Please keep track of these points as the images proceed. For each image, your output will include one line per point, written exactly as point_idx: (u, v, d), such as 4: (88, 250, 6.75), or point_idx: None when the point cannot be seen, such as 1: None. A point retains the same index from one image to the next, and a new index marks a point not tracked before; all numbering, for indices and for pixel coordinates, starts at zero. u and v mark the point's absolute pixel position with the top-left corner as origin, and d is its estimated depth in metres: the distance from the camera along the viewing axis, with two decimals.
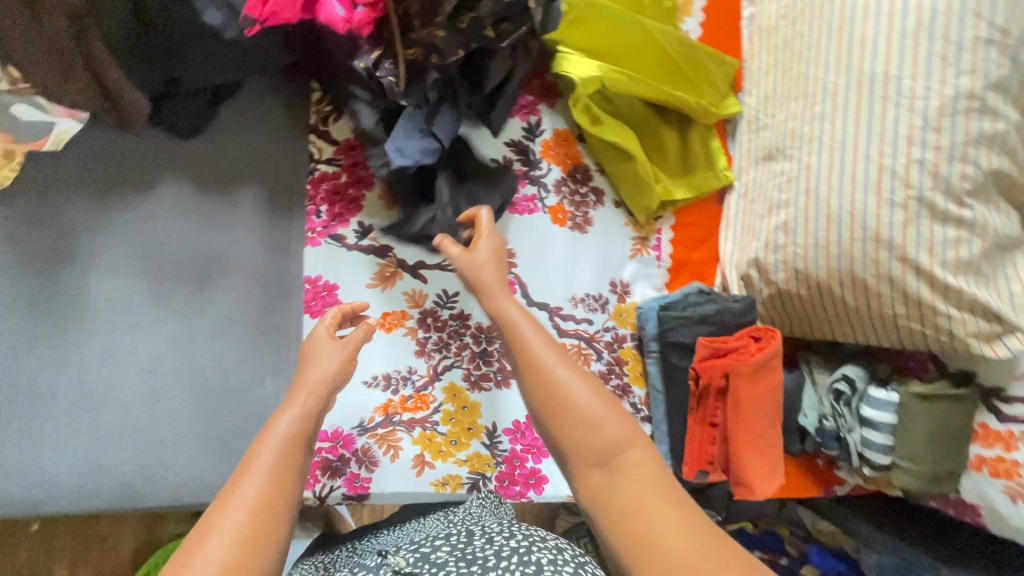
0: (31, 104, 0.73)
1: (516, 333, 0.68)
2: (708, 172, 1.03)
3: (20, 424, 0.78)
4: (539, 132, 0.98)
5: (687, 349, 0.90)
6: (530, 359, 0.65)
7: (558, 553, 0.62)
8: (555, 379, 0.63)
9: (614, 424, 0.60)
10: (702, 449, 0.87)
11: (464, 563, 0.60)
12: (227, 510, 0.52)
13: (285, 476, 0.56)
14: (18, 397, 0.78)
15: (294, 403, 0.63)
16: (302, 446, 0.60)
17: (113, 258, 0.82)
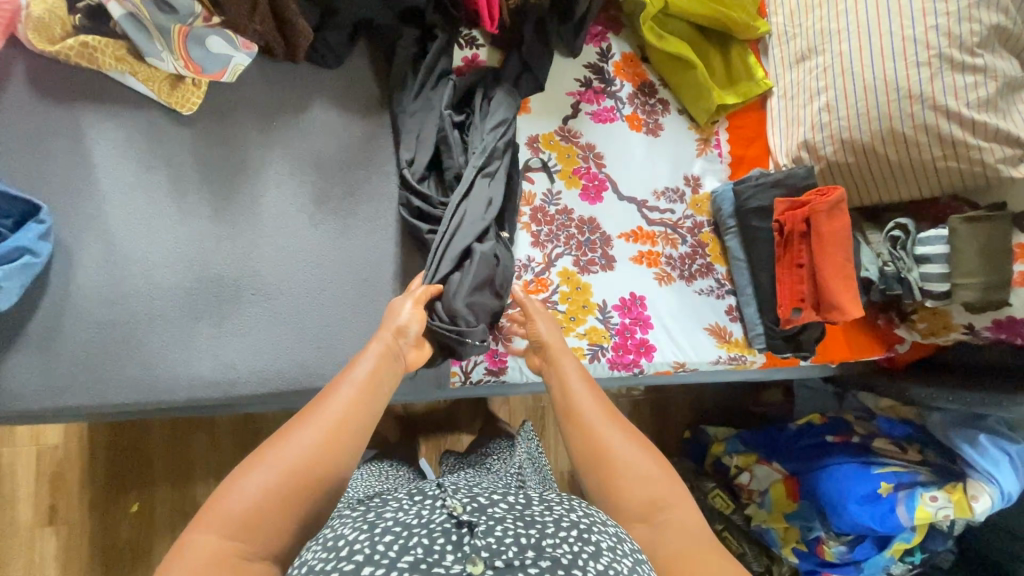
0: (221, 36, 0.88)
1: (571, 393, 0.81)
2: (749, 81, 1.21)
3: (215, 312, 0.91)
4: (611, 55, 1.16)
5: (764, 211, 1.07)
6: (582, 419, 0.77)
7: (617, 543, 0.57)
8: (604, 444, 0.74)
9: (660, 484, 0.71)
10: (793, 290, 1.04)
11: (522, 523, 0.54)
12: (316, 414, 0.68)
13: (351, 415, 0.70)
14: (213, 288, 0.91)
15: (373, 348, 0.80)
16: (372, 386, 0.74)
17: (278, 170, 0.96)
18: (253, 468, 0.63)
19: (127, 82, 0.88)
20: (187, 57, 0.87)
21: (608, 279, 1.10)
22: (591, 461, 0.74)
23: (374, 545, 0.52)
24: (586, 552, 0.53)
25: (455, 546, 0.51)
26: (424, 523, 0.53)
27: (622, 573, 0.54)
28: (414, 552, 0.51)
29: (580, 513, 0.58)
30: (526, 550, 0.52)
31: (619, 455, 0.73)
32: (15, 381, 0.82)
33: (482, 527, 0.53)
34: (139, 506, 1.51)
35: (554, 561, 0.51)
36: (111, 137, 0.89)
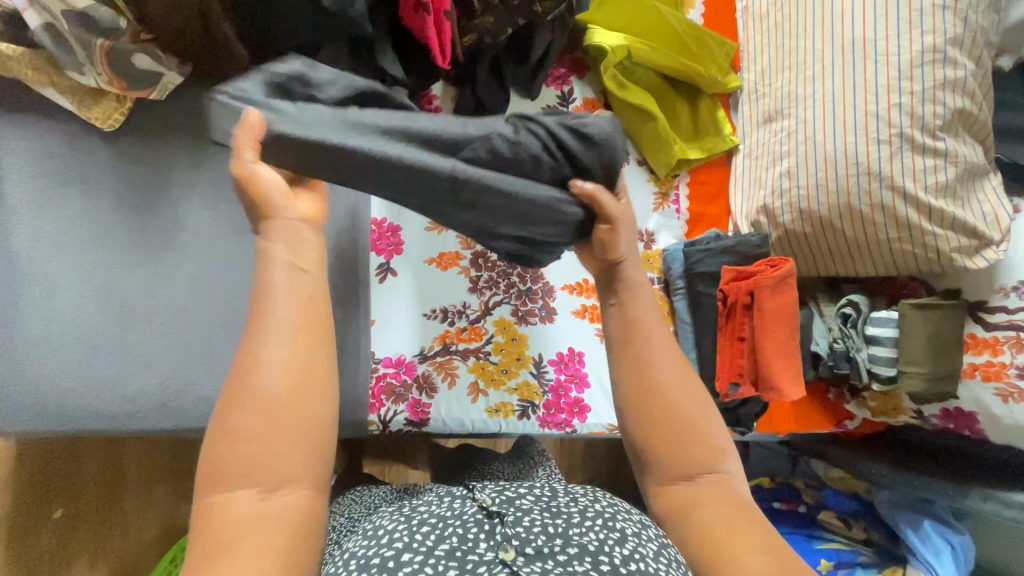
0: (147, 52, 0.84)
1: (636, 320, 0.67)
2: (714, 137, 1.18)
3: (117, 342, 0.86)
4: (571, 99, 1.12)
5: (712, 277, 1.03)
6: (644, 354, 0.65)
7: (642, 528, 0.60)
8: (667, 393, 0.64)
9: (715, 441, 0.64)
10: (732, 363, 0.99)
11: (549, 514, 0.58)
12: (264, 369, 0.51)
13: (305, 360, 0.52)
14: (117, 316, 0.86)
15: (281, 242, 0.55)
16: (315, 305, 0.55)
17: (202, 195, 0.92)
18: (238, 419, 0.50)
19: (46, 94, 0.84)
20: (111, 73, 0.83)
21: (547, 333, 1.06)
22: (653, 408, 0.64)
23: (412, 535, 0.55)
24: (611, 538, 0.56)
25: (488, 535, 0.55)
26: (456, 515, 0.57)
27: (646, 557, 0.56)
28: (449, 541, 0.54)
29: (604, 503, 0.62)
30: (554, 538, 0.55)
31: (677, 407, 0.64)
32: None
33: (511, 517, 0.56)
34: (64, 513, 1.43)
35: (583, 547, 0.55)
36: (26, 150, 0.85)
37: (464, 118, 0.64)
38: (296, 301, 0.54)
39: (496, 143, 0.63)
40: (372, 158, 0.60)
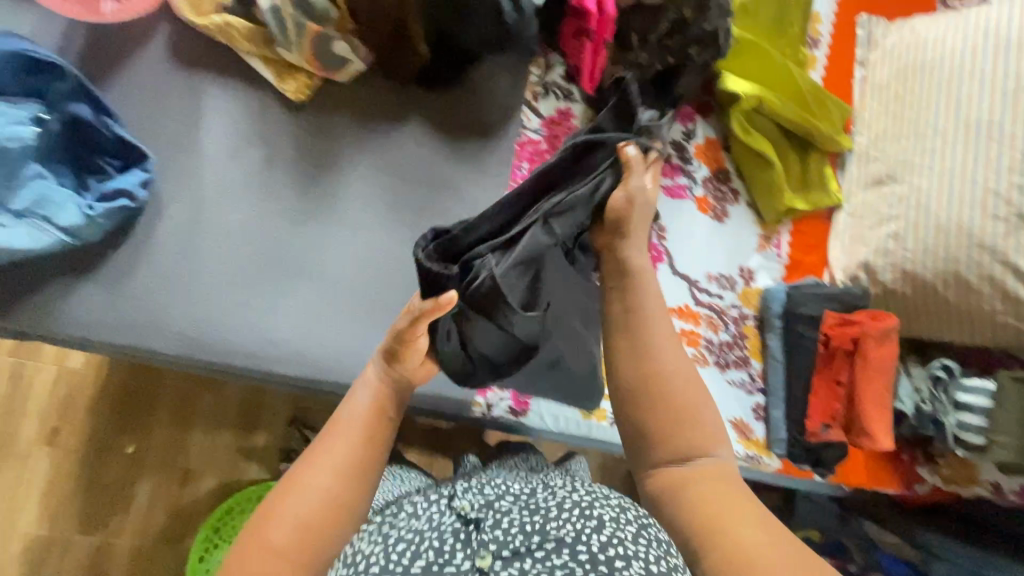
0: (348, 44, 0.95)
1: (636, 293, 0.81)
2: (821, 191, 1.24)
3: (272, 289, 0.94)
4: (693, 136, 1.20)
5: (813, 321, 1.10)
6: (643, 342, 0.78)
7: (620, 512, 0.66)
8: (663, 386, 0.75)
9: (710, 427, 0.74)
10: (827, 404, 1.09)
11: (526, 512, 0.66)
12: (317, 468, 0.68)
13: (354, 465, 0.70)
14: (274, 266, 0.95)
15: (369, 388, 0.77)
16: (372, 428, 0.74)
17: (362, 172, 1.00)
18: (278, 508, 0.65)
19: (250, 63, 0.95)
20: (311, 54, 0.94)
21: None
22: (658, 407, 0.74)
23: (389, 555, 0.63)
24: (588, 528, 0.63)
25: (464, 544, 0.64)
26: (435, 527, 0.66)
27: (625, 539, 0.63)
28: (426, 555, 0.62)
29: (583, 493, 0.68)
30: (532, 536, 0.64)
31: (666, 375, 0.76)
32: (78, 309, 0.86)
33: (488, 522, 0.66)
34: (134, 449, 1.61)
35: (559, 540, 0.62)
36: (224, 109, 0.95)
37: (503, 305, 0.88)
38: (357, 430, 0.73)
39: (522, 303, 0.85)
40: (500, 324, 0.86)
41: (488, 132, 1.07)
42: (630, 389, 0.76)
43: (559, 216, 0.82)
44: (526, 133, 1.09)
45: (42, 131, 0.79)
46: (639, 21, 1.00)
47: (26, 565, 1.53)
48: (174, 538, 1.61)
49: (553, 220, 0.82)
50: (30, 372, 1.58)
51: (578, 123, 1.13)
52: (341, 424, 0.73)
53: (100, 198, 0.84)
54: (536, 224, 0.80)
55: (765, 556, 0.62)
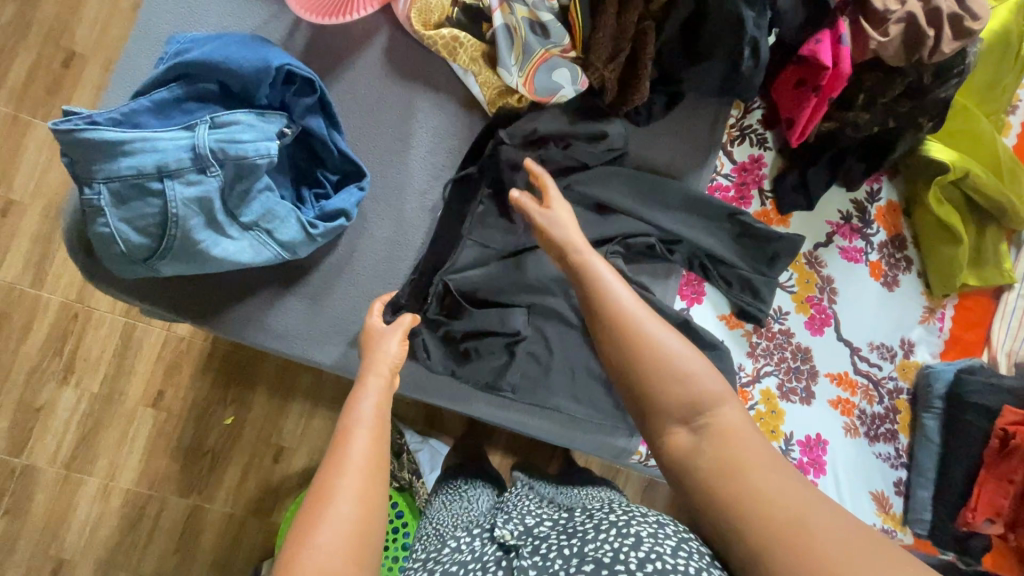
0: (569, 70, 0.88)
1: (604, 285, 0.68)
2: (997, 269, 1.18)
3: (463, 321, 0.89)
4: (876, 198, 1.15)
5: (981, 408, 1.08)
6: (612, 313, 0.66)
7: (661, 528, 0.63)
8: (656, 349, 0.63)
9: (707, 382, 0.61)
10: (993, 500, 1.04)
11: (564, 537, 0.68)
12: (339, 477, 0.58)
13: (376, 469, 0.60)
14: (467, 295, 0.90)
15: (366, 385, 0.68)
16: (383, 428, 0.64)
17: None
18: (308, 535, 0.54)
19: (467, 81, 0.90)
20: (530, 78, 0.88)
21: (804, 412, 1.09)
22: (643, 390, 0.63)
23: None
24: (625, 546, 0.60)
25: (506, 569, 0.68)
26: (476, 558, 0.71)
27: (665, 554, 0.59)
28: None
29: (619, 514, 0.67)
30: (569, 558, 0.64)
31: (662, 348, 0.63)
32: (281, 323, 0.84)
33: (527, 549, 0.69)
34: (234, 420, 1.45)
35: (598, 561, 0.61)
36: (433, 128, 0.91)
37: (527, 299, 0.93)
38: (371, 433, 0.63)
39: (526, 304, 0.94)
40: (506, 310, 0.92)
41: (682, 173, 1.03)
42: (616, 359, 0.65)
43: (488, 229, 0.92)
44: (717, 179, 1.05)
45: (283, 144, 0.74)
46: (872, 81, 0.95)
47: (121, 528, 1.39)
48: (263, 513, 1.45)
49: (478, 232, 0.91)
50: (141, 331, 1.42)
51: (767, 173, 1.09)
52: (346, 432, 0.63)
53: (321, 216, 0.80)
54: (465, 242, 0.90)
55: (837, 545, 0.51)
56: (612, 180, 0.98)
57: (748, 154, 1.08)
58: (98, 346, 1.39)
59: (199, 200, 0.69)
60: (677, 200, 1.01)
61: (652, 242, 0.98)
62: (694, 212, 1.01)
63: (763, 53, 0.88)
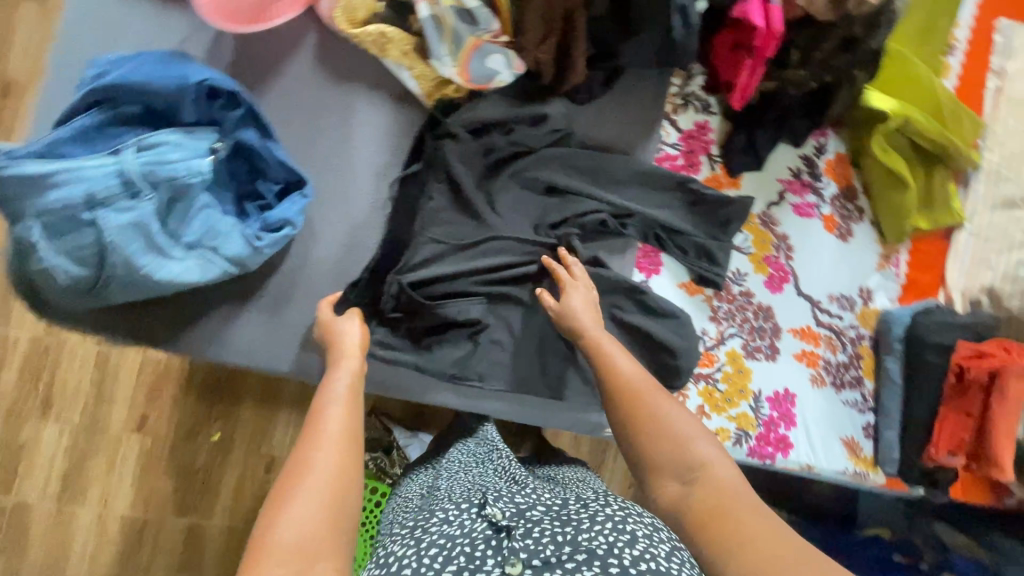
0: (503, 55, 0.88)
1: (608, 356, 0.79)
2: (947, 211, 1.20)
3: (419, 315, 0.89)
4: (825, 152, 1.17)
5: (939, 348, 1.11)
6: (614, 378, 0.76)
7: (653, 530, 0.64)
8: (650, 410, 0.72)
9: (700, 446, 0.69)
10: (955, 433, 1.11)
11: (558, 523, 0.64)
12: (317, 447, 0.61)
13: (349, 440, 0.64)
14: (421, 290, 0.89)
15: (341, 366, 0.74)
16: (355, 403, 0.69)
17: (506, 192, 0.95)
18: (289, 502, 0.56)
19: (401, 75, 0.89)
20: (464, 67, 0.87)
21: (769, 369, 1.12)
22: (638, 443, 0.72)
23: (422, 558, 0.62)
24: (620, 541, 0.61)
25: (495, 551, 0.61)
26: (465, 533, 0.64)
27: (658, 556, 0.61)
28: (458, 560, 0.61)
29: (614, 509, 0.67)
30: (562, 546, 0.61)
31: (662, 414, 0.72)
32: (241, 338, 0.85)
33: (519, 531, 0.64)
34: (221, 435, 1.45)
35: (591, 552, 0.60)
36: (374, 127, 0.90)
37: (485, 284, 0.93)
38: (344, 406, 0.67)
39: (484, 289, 0.93)
40: (463, 296, 0.92)
41: (629, 147, 1.03)
42: (617, 421, 0.75)
43: (439, 224, 0.91)
44: (664, 149, 1.06)
45: (216, 159, 0.74)
46: (806, 38, 0.96)
47: (120, 554, 1.40)
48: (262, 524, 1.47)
49: (430, 229, 0.91)
50: (116, 359, 1.41)
51: (715, 139, 1.09)
52: (323, 406, 0.66)
53: (266, 227, 0.80)
54: (420, 239, 0.90)
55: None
56: (549, 166, 0.97)
57: (694, 121, 1.08)
58: (73, 379, 1.38)
59: (135, 227, 0.69)
60: (628, 174, 1.01)
61: (604, 217, 0.98)
62: (646, 184, 1.02)
63: (693, 20, 0.88)
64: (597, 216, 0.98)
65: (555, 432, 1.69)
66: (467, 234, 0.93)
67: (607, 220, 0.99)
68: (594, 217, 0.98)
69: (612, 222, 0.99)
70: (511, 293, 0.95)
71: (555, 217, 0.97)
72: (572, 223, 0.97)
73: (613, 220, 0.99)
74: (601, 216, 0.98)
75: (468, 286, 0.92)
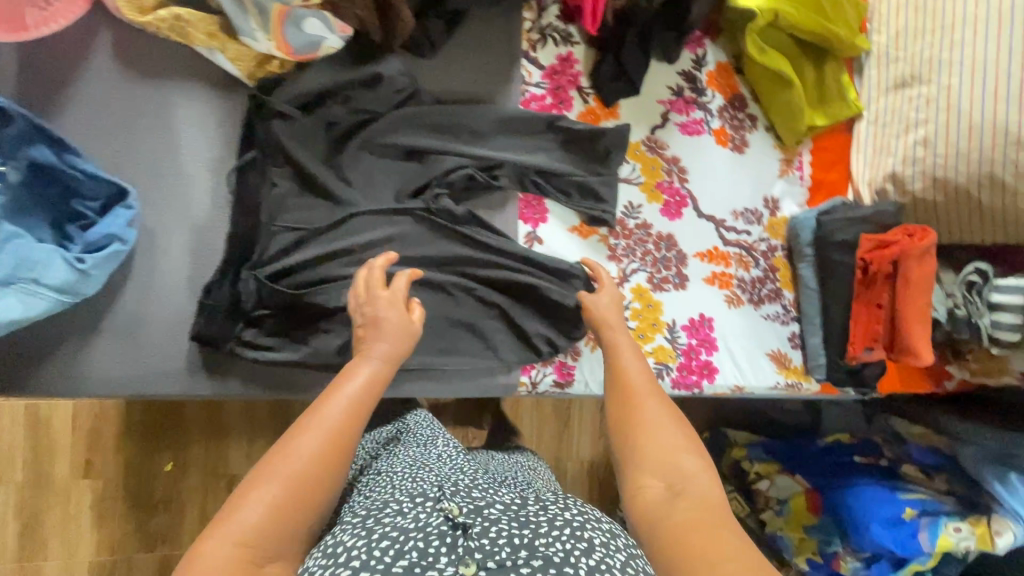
0: (319, 19, 0.81)
1: (619, 354, 0.76)
2: (841, 102, 1.17)
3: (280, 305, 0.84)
4: (705, 63, 1.11)
5: (848, 246, 1.08)
6: (619, 374, 0.74)
7: (611, 536, 0.58)
8: (647, 411, 0.69)
9: (689, 459, 0.65)
10: (868, 327, 1.07)
11: (516, 524, 0.55)
12: (307, 435, 0.59)
13: (341, 440, 0.60)
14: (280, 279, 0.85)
15: (364, 360, 0.68)
16: (362, 407, 0.63)
17: (359, 165, 0.90)
18: (254, 486, 0.56)
19: (216, 60, 0.82)
20: (281, 39, 0.81)
21: (680, 298, 1.09)
22: (628, 435, 0.68)
23: (371, 551, 0.52)
24: (577, 549, 0.54)
25: (449, 549, 0.52)
26: (421, 527, 0.54)
27: (614, 568, 0.54)
28: (410, 556, 0.51)
29: (573, 512, 0.59)
30: (519, 550, 0.52)
31: (654, 420, 0.68)
32: (100, 368, 0.80)
33: (477, 529, 0.54)
34: (174, 465, 1.40)
35: (547, 559, 0.52)
36: (198, 121, 0.84)
37: (353, 263, 0.89)
38: (348, 406, 0.62)
39: (352, 268, 0.88)
40: (328, 278, 0.87)
41: (488, 94, 0.98)
42: (615, 414, 0.71)
43: (294, 211, 0.87)
44: (528, 90, 1.00)
45: (3, 184, 0.70)
46: None
47: None
48: None
49: (281, 217, 0.86)
50: (47, 408, 1.34)
51: (582, 70, 1.03)
52: (326, 399, 0.62)
53: (89, 247, 0.75)
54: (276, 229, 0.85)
55: None
56: (401, 130, 0.91)
57: (555, 55, 1.02)
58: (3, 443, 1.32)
59: None
60: (492, 124, 0.96)
61: (471, 172, 0.93)
62: (512, 131, 0.97)
63: None
64: (462, 171, 0.93)
65: (514, 401, 1.64)
66: (322, 216, 0.88)
67: (475, 175, 0.94)
68: (458, 175, 0.93)
69: (477, 177, 0.94)
70: (384, 269, 0.90)
71: (420, 181, 0.92)
72: (436, 187, 0.93)
73: (482, 174, 0.95)
74: (465, 172, 0.93)
75: (336, 268, 0.87)
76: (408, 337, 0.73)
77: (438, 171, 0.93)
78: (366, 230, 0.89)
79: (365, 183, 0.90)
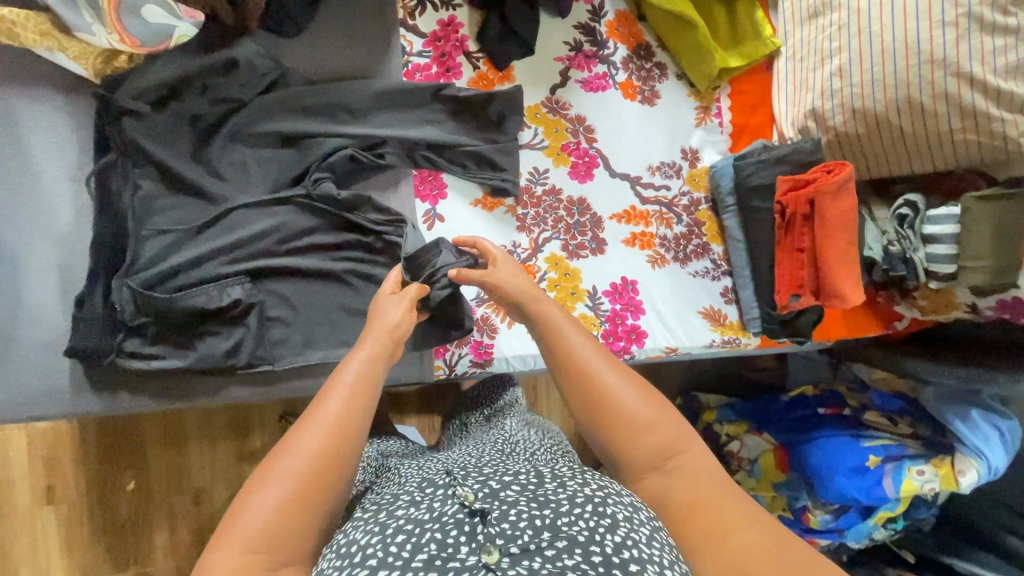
0: (160, 5, 0.77)
1: (564, 337, 0.66)
2: (756, 40, 1.10)
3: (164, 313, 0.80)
4: (603, 13, 1.06)
5: (767, 190, 1.03)
6: (566, 354, 0.64)
7: (634, 510, 0.51)
8: (604, 390, 0.61)
9: (667, 429, 0.60)
10: (792, 274, 1.02)
11: (535, 504, 0.48)
12: (305, 430, 0.54)
13: (343, 432, 0.55)
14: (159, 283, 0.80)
15: (365, 345, 0.65)
16: (368, 394, 0.59)
17: (230, 156, 0.86)
18: (257, 490, 0.51)
19: (58, 60, 0.76)
20: (122, 31, 0.75)
21: (598, 263, 1.04)
22: (599, 426, 0.61)
23: (387, 547, 0.45)
24: (602, 526, 0.47)
25: (469, 537, 0.45)
26: (436, 516, 0.47)
27: (641, 543, 0.48)
28: (428, 550, 0.44)
29: (593, 486, 0.52)
30: (542, 532, 0.46)
31: (624, 404, 0.60)
32: None
33: (496, 514, 0.47)
34: (136, 484, 1.25)
35: (572, 539, 0.46)
36: (49, 127, 0.80)
37: (237, 261, 0.84)
38: (346, 397, 0.57)
39: (234, 266, 0.84)
40: (211, 280, 0.83)
41: (364, 70, 0.93)
42: (574, 401, 0.63)
43: (163, 212, 0.83)
44: (410, 61, 0.95)
45: None
46: None
47: None
48: None
49: (150, 219, 0.81)
50: None
51: (468, 34, 0.98)
52: (330, 389, 0.58)
53: None
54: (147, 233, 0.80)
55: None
56: (272, 115, 0.87)
57: (436, 22, 0.97)
58: None
59: None
60: (368, 100, 0.91)
61: (351, 152, 0.89)
62: (394, 105, 0.92)
63: None
64: (343, 153, 0.89)
65: None
66: (196, 215, 0.84)
67: (356, 155, 0.89)
68: (339, 158, 0.88)
69: (359, 157, 0.89)
70: (270, 262, 0.86)
71: (300, 168, 0.89)
72: (317, 172, 0.88)
73: (365, 154, 0.90)
74: (346, 154, 0.89)
75: (218, 268, 0.83)
76: (410, 321, 0.73)
77: (318, 156, 0.88)
78: (247, 224, 0.85)
79: (240, 175, 0.87)
